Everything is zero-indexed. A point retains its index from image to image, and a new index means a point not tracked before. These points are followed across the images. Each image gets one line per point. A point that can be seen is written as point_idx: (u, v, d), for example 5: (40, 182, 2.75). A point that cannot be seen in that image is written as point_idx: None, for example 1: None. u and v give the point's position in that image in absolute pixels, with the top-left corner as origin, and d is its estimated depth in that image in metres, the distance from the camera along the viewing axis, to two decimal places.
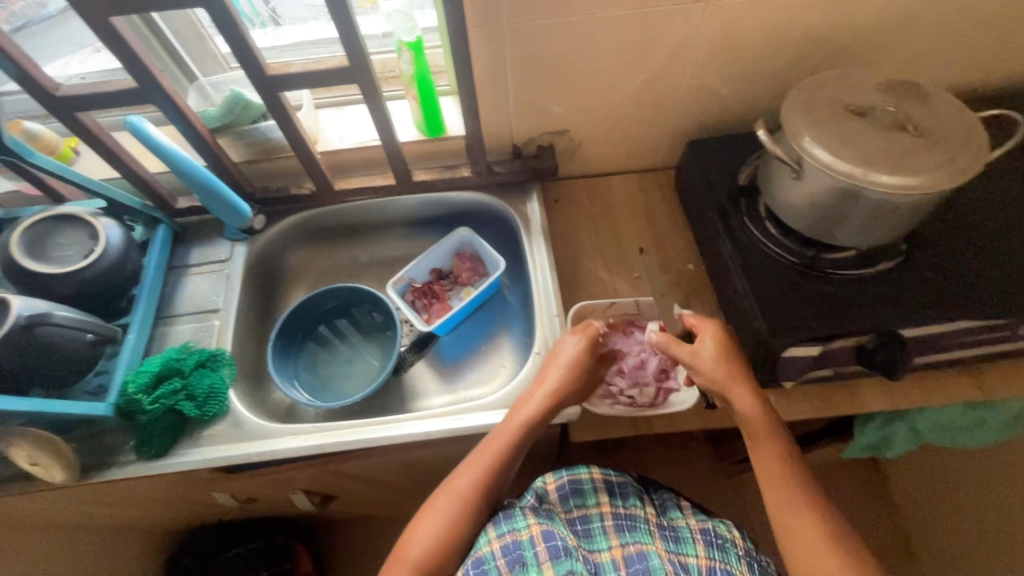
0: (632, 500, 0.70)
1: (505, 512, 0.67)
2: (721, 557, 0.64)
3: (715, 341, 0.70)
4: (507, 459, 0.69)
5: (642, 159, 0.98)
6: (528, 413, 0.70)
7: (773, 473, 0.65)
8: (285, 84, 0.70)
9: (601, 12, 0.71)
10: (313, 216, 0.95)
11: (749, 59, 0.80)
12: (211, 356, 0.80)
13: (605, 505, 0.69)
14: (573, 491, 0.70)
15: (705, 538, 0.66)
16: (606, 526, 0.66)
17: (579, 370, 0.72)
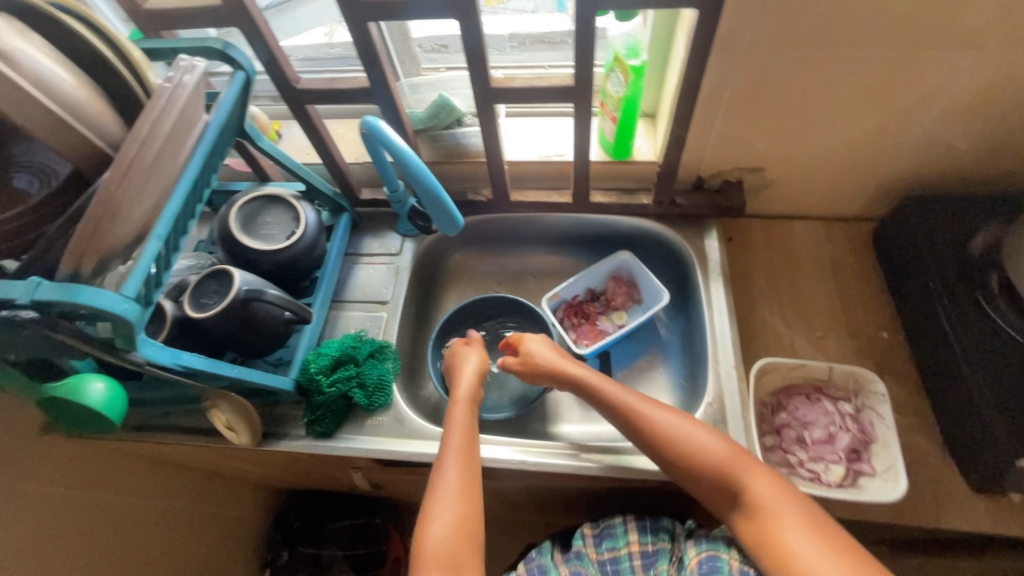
0: (663, 537, 0.70)
1: (539, 565, 0.71)
2: (709, 549, 0.63)
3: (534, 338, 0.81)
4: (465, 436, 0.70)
5: (836, 207, 0.90)
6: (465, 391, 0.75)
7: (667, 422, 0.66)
8: (503, 97, 0.70)
9: (852, 51, 0.65)
10: (481, 222, 0.95)
11: (1010, 116, 0.71)
12: (380, 348, 0.82)
13: (633, 543, 0.70)
14: (605, 534, 0.72)
15: (699, 541, 0.65)
16: (634, 566, 0.68)
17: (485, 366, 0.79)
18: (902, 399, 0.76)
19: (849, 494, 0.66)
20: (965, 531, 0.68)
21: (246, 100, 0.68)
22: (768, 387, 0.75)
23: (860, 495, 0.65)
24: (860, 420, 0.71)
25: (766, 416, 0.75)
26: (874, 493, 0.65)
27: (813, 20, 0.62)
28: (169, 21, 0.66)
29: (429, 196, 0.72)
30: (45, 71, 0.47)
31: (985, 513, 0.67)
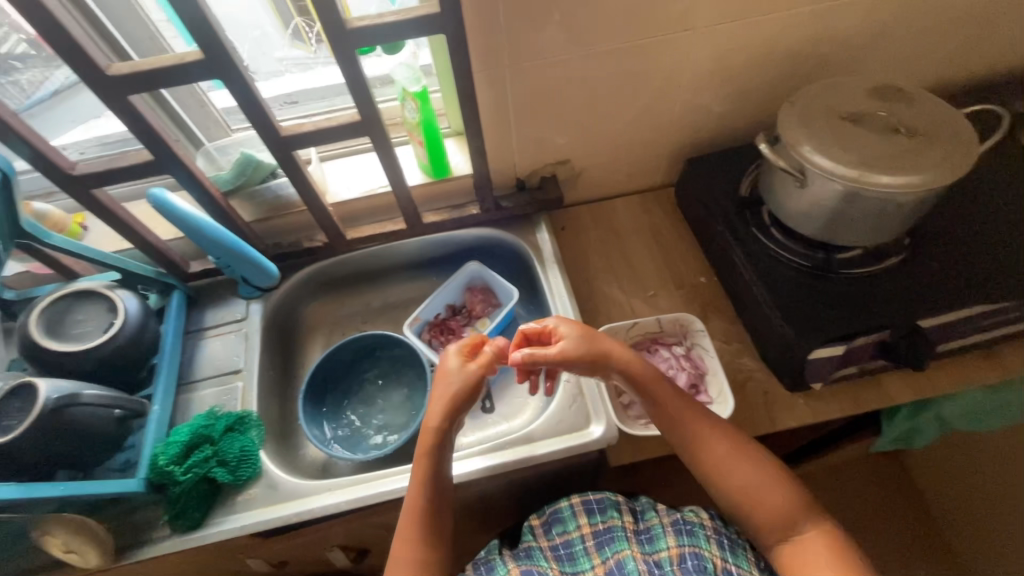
0: (610, 512, 0.71)
1: (487, 563, 0.69)
2: (691, 543, 0.66)
3: (576, 327, 0.71)
4: (428, 498, 0.66)
5: (642, 180, 1.01)
6: (435, 425, 0.67)
7: (733, 468, 0.65)
8: (298, 143, 0.72)
9: (594, 48, 0.75)
10: (327, 267, 0.95)
11: (739, 78, 0.85)
12: (239, 418, 0.78)
13: (584, 526, 0.71)
14: (553, 520, 0.73)
15: (676, 528, 0.68)
16: (587, 547, 0.69)
17: (463, 382, 0.69)
18: (727, 331, 0.87)
19: None
20: (795, 425, 0.78)
21: None
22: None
23: None
24: (693, 357, 0.80)
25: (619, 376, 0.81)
26: (714, 416, 0.74)
27: (554, 26, 0.71)
28: None
29: (234, 254, 0.79)
30: None
31: (806, 407, 0.78)
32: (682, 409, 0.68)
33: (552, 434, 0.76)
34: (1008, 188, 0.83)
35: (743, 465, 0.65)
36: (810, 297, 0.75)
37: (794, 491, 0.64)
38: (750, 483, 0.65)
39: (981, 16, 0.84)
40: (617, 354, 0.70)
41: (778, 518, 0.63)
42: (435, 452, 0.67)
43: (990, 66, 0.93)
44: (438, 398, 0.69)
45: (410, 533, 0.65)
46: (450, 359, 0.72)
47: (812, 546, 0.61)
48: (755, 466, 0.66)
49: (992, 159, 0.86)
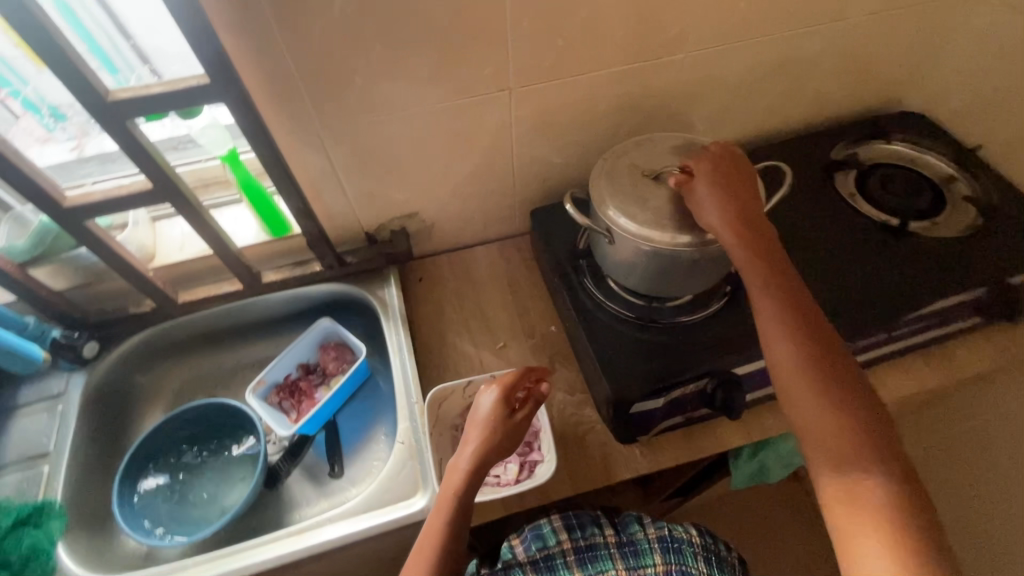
0: (591, 528, 0.69)
1: None
2: (678, 561, 0.65)
3: (704, 182, 0.68)
4: (449, 541, 0.62)
5: (499, 228, 1.02)
6: (465, 463, 0.66)
7: (784, 355, 0.60)
8: (88, 212, 0.68)
9: (408, 109, 0.75)
10: (162, 331, 0.89)
11: (568, 133, 0.87)
12: (35, 510, 0.71)
13: (566, 541, 0.67)
14: (533, 536, 0.68)
15: (663, 545, 0.66)
16: (569, 564, 0.66)
17: (500, 426, 0.67)
18: (572, 381, 0.87)
19: (523, 487, 0.73)
20: (632, 476, 0.78)
21: None
22: (454, 410, 0.80)
23: (530, 483, 0.73)
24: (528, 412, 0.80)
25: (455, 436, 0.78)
26: (539, 477, 0.73)
27: (359, 89, 0.71)
28: None
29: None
30: None
31: (642, 457, 0.79)
32: (781, 299, 0.63)
33: (377, 506, 0.74)
34: (824, 231, 0.87)
35: (793, 361, 0.59)
36: (634, 350, 0.76)
37: (845, 413, 0.55)
38: (799, 388, 0.57)
39: (787, 71, 0.89)
40: (724, 220, 0.65)
41: (855, 494, 0.52)
42: (463, 488, 0.64)
43: (809, 114, 0.99)
44: (474, 432, 0.68)
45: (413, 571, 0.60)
46: (484, 398, 0.70)
47: (861, 490, 0.52)
48: (822, 379, 0.57)
49: (811, 203, 0.91)
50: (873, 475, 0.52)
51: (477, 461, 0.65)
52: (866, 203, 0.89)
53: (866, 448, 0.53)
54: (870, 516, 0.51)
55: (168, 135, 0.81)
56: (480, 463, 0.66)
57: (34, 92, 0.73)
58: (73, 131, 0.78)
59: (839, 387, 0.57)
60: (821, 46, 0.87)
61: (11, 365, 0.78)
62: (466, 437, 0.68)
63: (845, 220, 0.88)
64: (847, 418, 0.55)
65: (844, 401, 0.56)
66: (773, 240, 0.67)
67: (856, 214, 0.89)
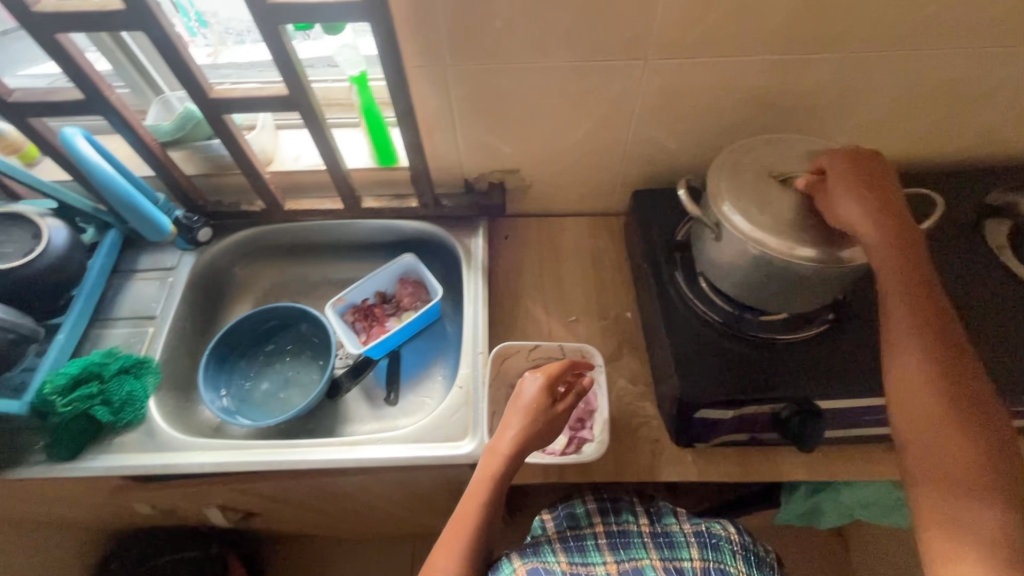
0: (625, 516, 0.67)
1: (492, 564, 0.62)
2: (716, 558, 0.60)
3: (837, 176, 0.62)
4: (484, 519, 0.64)
5: (594, 203, 0.99)
6: (507, 448, 0.66)
7: (905, 363, 0.55)
8: (228, 107, 0.73)
9: (538, 62, 0.74)
10: (264, 233, 0.96)
11: (693, 118, 0.82)
12: (137, 363, 0.80)
13: (597, 524, 0.66)
14: (565, 515, 0.68)
15: (700, 540, 0.62)
16: (599, 544, 0.63)
17: (543, 414, 0.68)
18: (636, 372, 0.84)
19: (568, 460, 0.73)
20: (676, 481, 0.76)
21: None
22: (515, 369, 0.81)
23: (576, 459, 0.72)
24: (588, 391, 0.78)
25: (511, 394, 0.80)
26: (587, 455, 0.73)
27: (494, 33, 0.70)
28: None
29: (128, 206, 0.78)
30: None
31: (692, 465, 0.76)
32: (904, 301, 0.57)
33: (427, 440, 0.76)
34: (958, 279, 0.78)
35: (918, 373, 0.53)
36: (713, 356, 0.73)
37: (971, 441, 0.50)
38: (919, 405, 0.52)
39: (960, 94, 0.79)
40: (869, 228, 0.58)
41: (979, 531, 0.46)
42: (503, 471, 0.65)
43: (970, 148, 0.88)
44: (518, 420, 0.68)
45: (453, 543, 0.63)
46: (527, 386, 0.71)
47: (968, 513, 0.47)
48: (936, 394, 0.52)
49: (948, 247, 0.81)
50: (989, 503, 0.47)
51: (519, 447, 0.66)
52: (1016, 259, 0.79)
53: (989, 482, 0.48)
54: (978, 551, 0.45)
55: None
56: (521, 447, 0.66)
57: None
58: (211, 38, 0.88)
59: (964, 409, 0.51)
60: (1013, 71, 0.76)
61: (144, 232, 0.82)
62: (508, 422, 0.69)
63: (986, 274, 0.78)
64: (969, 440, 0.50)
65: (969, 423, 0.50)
66: (918, 241, 0.59)
67: (1000, 269, 0.78)
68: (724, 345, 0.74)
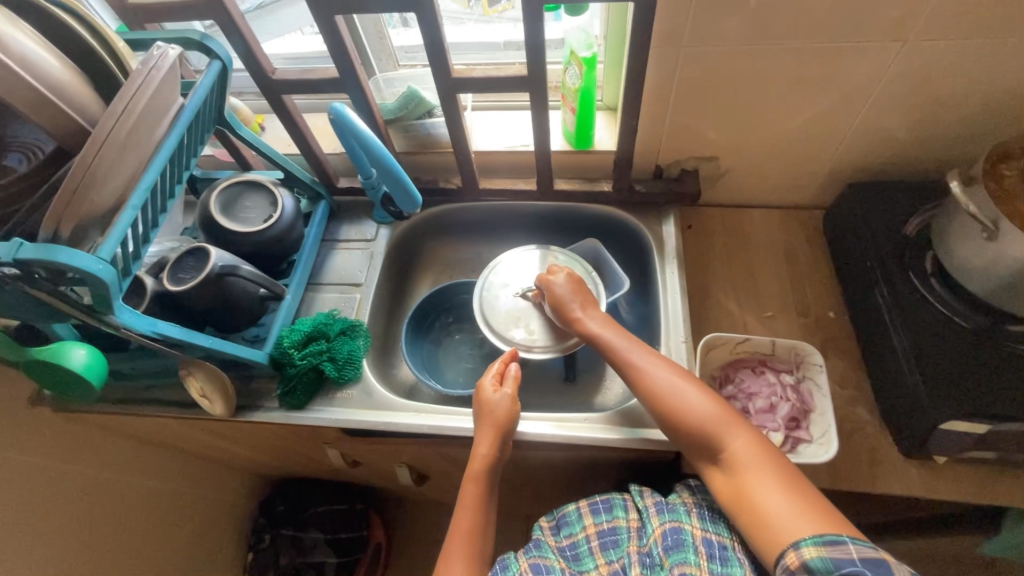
0: (615, 511, 0.69)
1: (501, 562, 0.68)
2: (674, 519, 0.65)
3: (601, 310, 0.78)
4: (473, 517, 0.71)
5: (788, 195, 0.95)
6: (478, 467, 0.72)
7: (779, 513, 0.57)
8: (463, 86, 0.75)
9: (783, 43, 0.70)
10: (454, 210, 1.00)
11: (940, 106, 0.75)
12: (352, 326, 0.86)
13: (589, 526, 0.69)
14: (562, 523, 0.71)
15: (658, 510, 0.67)
16: (592, 547, 0.67)
17: (498, 403, 0.75)
18: (845, 374, 0.80)
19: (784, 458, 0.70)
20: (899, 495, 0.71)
21: (223, 86, 0.73)
22: (717, 360, 0.80)
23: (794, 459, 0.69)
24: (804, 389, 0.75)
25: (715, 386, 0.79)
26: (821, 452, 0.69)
27: (749, 13, 0.67)
28: (156, 15, 0.72)
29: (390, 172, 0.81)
30: (31, 54, 0.51)
31: (918, 479, 0.71)
32: (765, 492, 0.59)
33: (632, 423, 0.77)
34: None
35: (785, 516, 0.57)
36: (964, 366, 0.67)
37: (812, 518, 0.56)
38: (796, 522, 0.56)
39: None
40: (710, 413, 0.65)
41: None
42: (481, 488, 0.72)
43: None
44: (484, 434, 0.73)
45: (455, 548, 0.69)
46: (487, 392, 0.76)
47: None
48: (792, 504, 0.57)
49: None
50: None
51: (487, 463, 0.72)
52: None
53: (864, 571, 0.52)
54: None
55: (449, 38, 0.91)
56: (478, 460, 0.73)
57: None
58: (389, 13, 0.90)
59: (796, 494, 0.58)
60: None
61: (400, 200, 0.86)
62: (478, 437, 0.74)
63: None
64: (795, 507, 0.57)
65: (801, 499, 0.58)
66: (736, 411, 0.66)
67: None
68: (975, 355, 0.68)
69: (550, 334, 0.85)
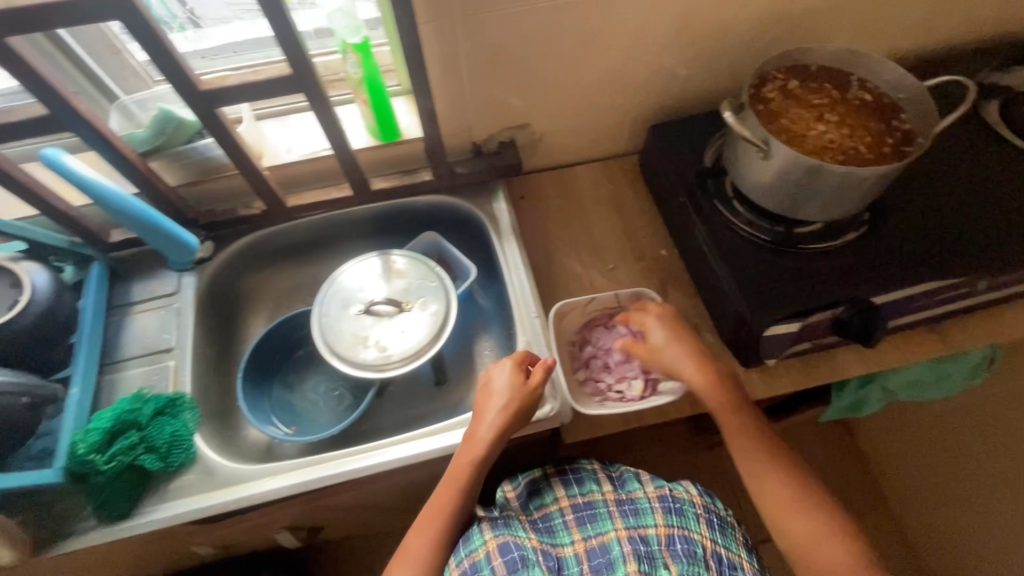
0: (590, 486, 0.72)
1: (465, 534, 0.67)
2: (680, 522, 0.66)
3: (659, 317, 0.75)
4: (450, 513, 0.67)
5: (604, 147, 0.97)
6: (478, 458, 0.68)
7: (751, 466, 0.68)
8: (220, 99, 0.64)
9: (553, 1, 0.69)
10: (267, 236, 0.88)
11: (706, 40, 0.80)
12: (171, 401, 0.73)
13: (563, 499, 0.71)
14: (531, 494, 0.74)
15: (665, 506, 0.68)
16: (567, 522, 0.68)
17: (518, 391, 0.70)
18: (686, 306, 0.85)
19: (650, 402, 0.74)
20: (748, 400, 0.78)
21: None
22: (575, 322, 0.82)
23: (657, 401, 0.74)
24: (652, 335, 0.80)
25: (576, 346, 0.81)
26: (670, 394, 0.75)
27: None
28: None
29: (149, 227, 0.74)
30: None
31: (760, 382, 0.78)
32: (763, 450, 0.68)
33: None
34: (971, 160, 0.82)
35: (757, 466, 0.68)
36: (772, 275, 0.74)
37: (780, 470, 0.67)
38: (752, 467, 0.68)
39: None
40: (690, 376, 0.71)
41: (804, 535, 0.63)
42: (463, 482, 0.68)
43: (957, 34, 0.91)
44: (494, 419, 0.69)
45: (413, 547, 0.65)
46: (492, 377, 0.72)
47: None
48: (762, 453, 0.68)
49: (954, 131, 0.85)
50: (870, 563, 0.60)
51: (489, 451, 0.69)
52: (1014, 134, 0.84)
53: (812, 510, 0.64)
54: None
55: (187, 47, 0.77)
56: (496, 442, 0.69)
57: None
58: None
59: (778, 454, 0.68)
60: None
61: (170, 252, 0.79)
62: (477, 426, 0.69)
63: (994, 150, 0.83)
64: (787, 468, 0.67)
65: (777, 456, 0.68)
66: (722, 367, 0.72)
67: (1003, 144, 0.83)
68: (778, 262, 0.75)
69: (404, 345, 0.80)
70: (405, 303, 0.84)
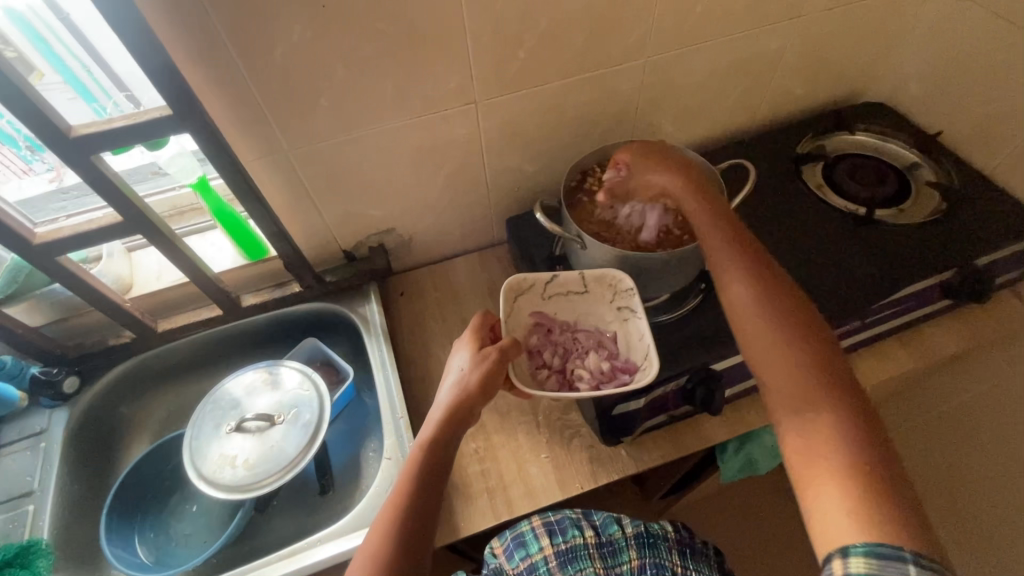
0: (571, 531, 0.71)
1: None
2: (653, 554, 0.68)
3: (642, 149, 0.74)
4: (416, 490, 0.59)
5: (477, 239, 1.02)
6: (429, 434, 0.62)
7: (760, 342, 0.61)
8: (58, 248, 0.68)
9: (377, 128, 0.76)
10: (144, 361, 0.89)
11: (539, 142, 0.88)
12: (21, 550, 0.70)
13: (547, 547, 0.70)
14: (516, 545, 0.72)
15: (638, 541, 0.70)
16: (550, 567, 0.68)
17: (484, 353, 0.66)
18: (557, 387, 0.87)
19: (645, 380, 0.67)
20: (619, 479, 0.79)
21: None
22: (527, 308, 0.76)
23: (649, 375, 0.68)
24: (620, 325, 0.76)
25: (527, 337, 0.75)
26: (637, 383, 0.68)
27: (325, 110, 0.71)
28: None
29: None
30: None
31: (628, 458, 0.79)
32: (789, 326, 0.60)
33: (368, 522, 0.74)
34: (798, 222, 0.89)
35: (762, 336, 0.61)
36: None
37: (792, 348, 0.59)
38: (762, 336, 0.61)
39: (751, 69, 0.91)
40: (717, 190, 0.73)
41: (791, 400, 0.56)
42: (424, 461, 0.61)
43: (776, 109, 1.02)
44: (448, 394, 0.65)
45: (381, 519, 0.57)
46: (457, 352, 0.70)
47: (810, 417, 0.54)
48: (755, 296, 0.63)
49: (783, 197, 0.93)
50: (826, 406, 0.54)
51: (444, 425, 0.63)
52: (833, 194, 0.92)
53: (807, 380, 0.56)
54: (826, 464, 0.51)
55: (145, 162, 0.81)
56: (456, 416, 0.63)
57: (8, 123, 0.74)
58: (52, 162, 0.81)
59: (780, 309, 0.62)
60: (781, 43, 0.89)
61: None
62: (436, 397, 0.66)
63: (819, 211, 0.90)
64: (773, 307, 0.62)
65: (803, 331, 0.60)
66: (755, 242, 0.68)
67: (826, 204, 0.91)
68: None
69: (272, 461, 0.80)
70: (277, 417, 0.84)
